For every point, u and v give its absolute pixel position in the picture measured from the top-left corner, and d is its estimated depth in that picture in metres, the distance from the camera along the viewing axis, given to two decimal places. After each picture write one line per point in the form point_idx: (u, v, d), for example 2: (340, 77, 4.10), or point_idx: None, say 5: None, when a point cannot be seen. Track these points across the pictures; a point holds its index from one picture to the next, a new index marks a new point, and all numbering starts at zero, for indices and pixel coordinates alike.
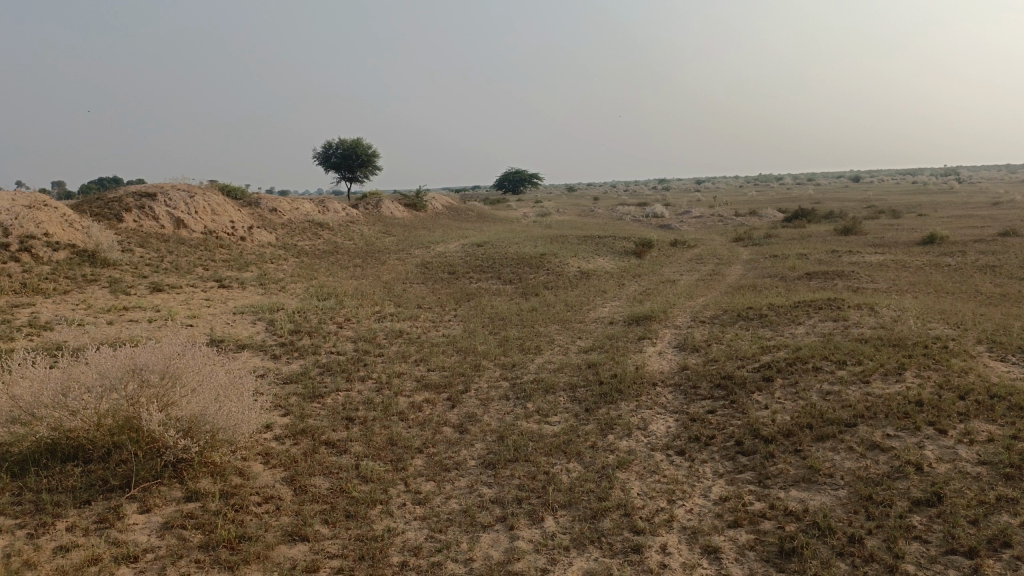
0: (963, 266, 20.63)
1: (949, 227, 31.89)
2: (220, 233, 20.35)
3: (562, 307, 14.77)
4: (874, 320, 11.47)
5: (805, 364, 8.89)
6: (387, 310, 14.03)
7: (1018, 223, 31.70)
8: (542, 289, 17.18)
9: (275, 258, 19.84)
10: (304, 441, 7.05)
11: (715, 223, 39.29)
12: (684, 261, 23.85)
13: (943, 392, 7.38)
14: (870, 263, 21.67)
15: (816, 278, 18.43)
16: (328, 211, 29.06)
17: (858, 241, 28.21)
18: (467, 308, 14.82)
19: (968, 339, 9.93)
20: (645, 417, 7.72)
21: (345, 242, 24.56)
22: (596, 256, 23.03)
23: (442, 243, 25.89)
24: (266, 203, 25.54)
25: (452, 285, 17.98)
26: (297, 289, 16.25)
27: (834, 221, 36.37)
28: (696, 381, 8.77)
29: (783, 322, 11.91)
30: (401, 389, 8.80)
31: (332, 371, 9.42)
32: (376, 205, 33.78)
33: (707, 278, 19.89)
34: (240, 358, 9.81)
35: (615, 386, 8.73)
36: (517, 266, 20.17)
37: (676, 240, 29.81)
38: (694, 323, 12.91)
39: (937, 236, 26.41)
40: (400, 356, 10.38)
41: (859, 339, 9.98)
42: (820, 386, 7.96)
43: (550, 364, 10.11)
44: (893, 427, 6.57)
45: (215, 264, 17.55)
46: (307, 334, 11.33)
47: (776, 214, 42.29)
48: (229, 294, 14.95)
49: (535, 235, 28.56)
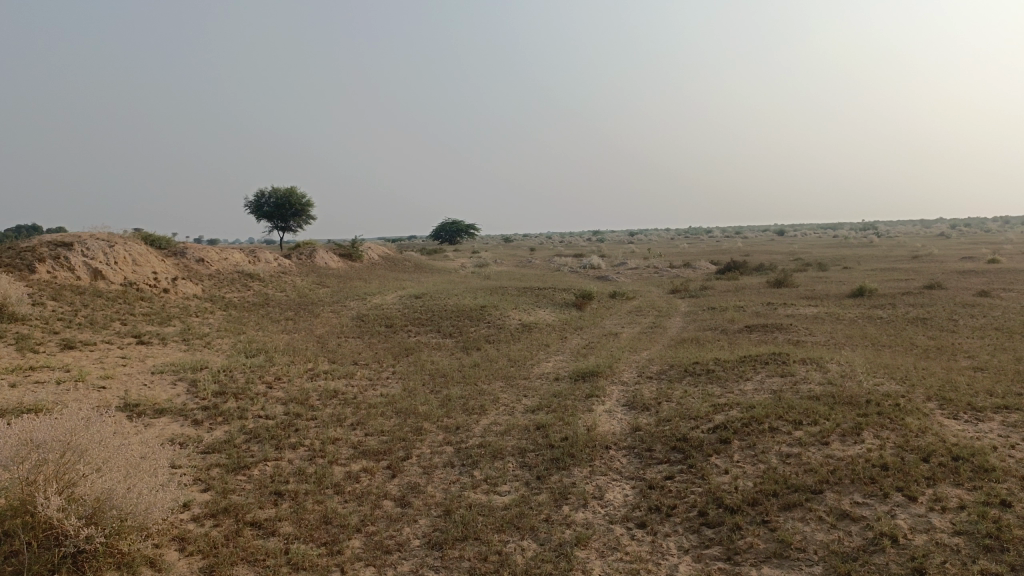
0: (895, 319, 21.06)
1: (876, 280, 32.88)
2: (141, 286, 19.26)
3: (504, 363, 14.28)
4: (821, 375, 11.34)
5: (761, 423, 8.56)
6: (321, 368, 13.29)
7: (939, 276, 32.90)
8: (484, 343, 16.68)
9: (201, 312, 18.84)
10: (226, 521, 6.32)
11: (651, 275, 39.66)
12: (624, 313, 23.73)
13: (905, 453, 7.15)
14: (805, 316, 21.94)
15: (756, 331, 18.48)
16: (259, 261, 28.06)
17: (791, 293, 28.71)
18: (406, 364, 14.18)
19: (917, 396, 9.82)
20: (599, 485, 7.25)
21: (276, 294, 23.65)
22: (536, 308, 22.74)
23: (378, 295, 25.23)
24: (192, 253, 24.47)
25: (389, 339, 17.32)
26: (224, 345, 15.34)
27: (765, 274, 37.14)
28: (650, 443, 8.35)
29: (731, 378, 11.68)
30: (335, 457, 8.12)
31: (260, 438, 8.67)
32: (310, 255, 32.90)
33: (648, 331, 19.73)
34: (156, 427, 8.96)
35: (567, 450, 8.25)
36: (456, 319, 19.65)
37: (614, 292, 29.85)
38: (641, 379, 12.58)
39: (866, 289, 27.07)
40: (335, 419, 9.69)
41: (811, 396, 9.77)
42: (779, 448, 7.63)
43: (496, 426, 9.57)
44: (861, 494, 6.26)
45: (134, 318, 16.50)
46: (233, 396, 10.53)
47: (709, 266, 43.03)
48: (148, 351, 13.96)
49: (474, 287, 28.16)
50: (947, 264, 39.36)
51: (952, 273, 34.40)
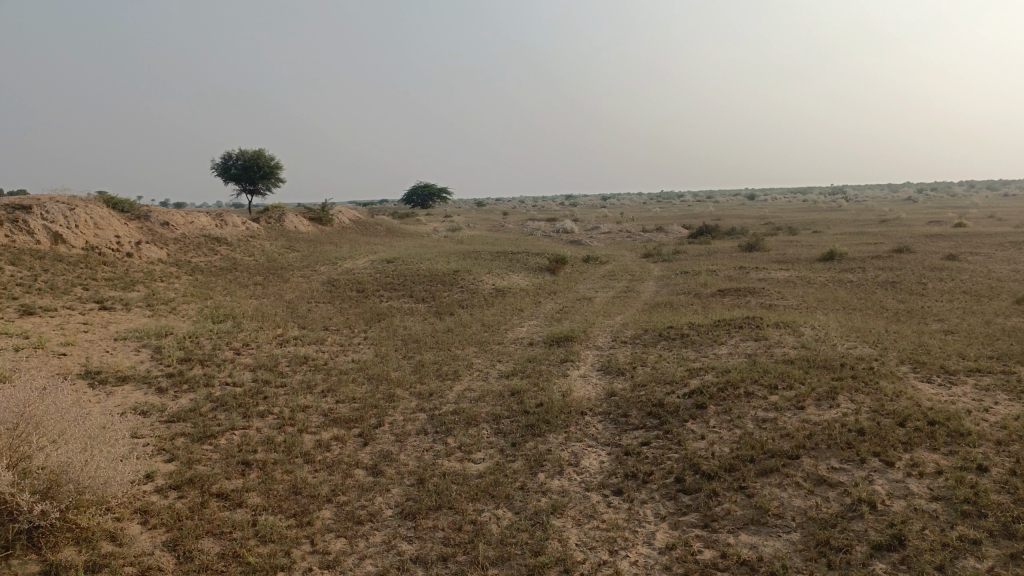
0: (865, 283, 21.23)
1: (846, 244, 33.11)
2: (103, 250, 18.71)
3: (478, 328, 14.12)
4: (795, 339, 11.35)
5: (737, 387, 8.51)
6: (290, 333, 13.02)
7: (908, 240, 33.26)
8: (457, 308, 16.48)
9: (167, 277, 18.38)
10: (191, 493, 6.12)
11: (624, 239, 39.62)
12: (597, 278, 23.64)
13: (880, 418, 7.14)
14: (777, 280, 22.02)
15: (729, 295, 18.50)
16: (226, 225, 27.45)
17: (763, 257, 28.80)
18: (378, 330, 13.95)
19: (891, 360, 9.84)
20: (575, 451, 7.16)
21: (244, 258, 23.18)
22: (509, 272, 22.54)
23: (349, 259, 24.85)
24: (156, 217, 23.83)
25: (361, 304, 17.04)
26: (190, 311, 14.97)
27: (737, 238, 37.27)
28: (625, 408, 8.27)
29: (706, 342, 11.62)
30: (305, 425, 7.93)
31: (226, 406, 8.44)
32: (279, 219, 32.28)
33: (622, 295, 19.66)
34: (119, 395, 8.69)
35: (542, 416, 8.13)
36: (429, 284, 19.41)
37: (588, 256, 29.75)
38: (616, 344, 12.49)
39: (836, 253, 27.24)
40: (305, 386, 9.48)
41: (785, 359, 9.76)
42: (756, 413, 7.58)
43: (470, 392, 9.42)
44: (838, 459, 6.23)
45: (97, 283, 16.03)
46: (199, 363, 10.26)
47: (682, 230, 43.05)
48: (112, 317, 13.57)
49: (447, 251, 27.86)
50: (915, 228, 39.81)
51: (920, 237, 34.75)
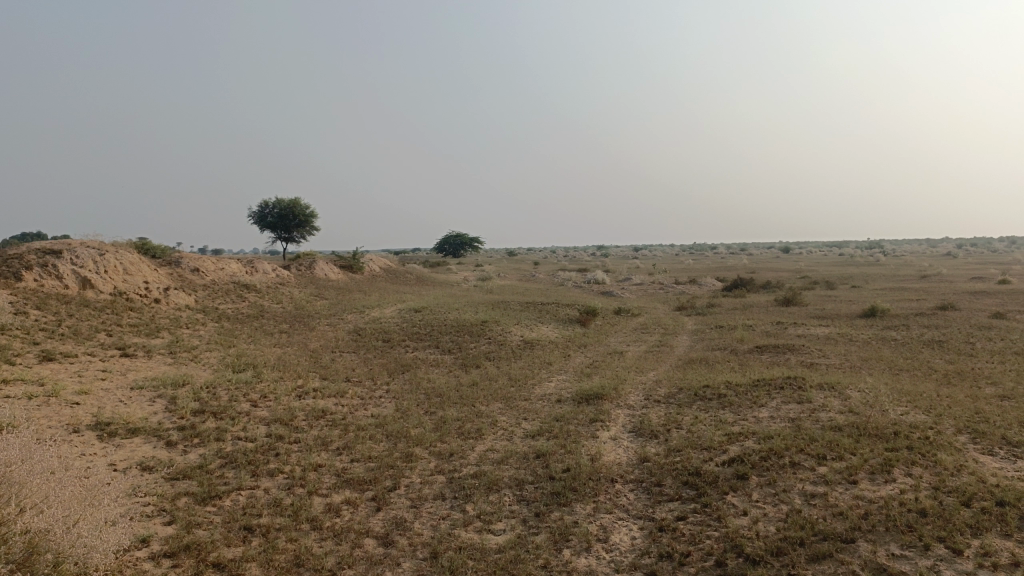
0: (910, 341, 20.36)
1: (887, 300, 32.15)
2: (131, 295, 18.65)
3: (505, 382, 13.60)
4: (841, 403, 10.64)
5: (780, 456, 7.86)
6: (311, 385, 12.63)
7: (952, 297, 32.23)
8: (484, 360, 16.00)
9: (192, 323, 18.21)
10: (186, 562, 5.64)
11: (656, 291, 39.04)
12: (629, 331, 23.06)
13: (942, 496, 6.45)
14: (817, 337, 21.23)
15: (766, 352, 17.78)
16: (257, 271, 27.45)
17: (800, 312, 27.99)
18: (401, 382, 13.51)
19: (947, 428, 9.10)
20: (604, 525, 6.57)
21: (272, 305, 23.04)
22: (539, 324, 22.08)
23: (377, 307, 24.61)
24: (187, 263, 23.87)
25: (385, 354, 16.66)
26: (212, 359, 14.69)
27: (772, 291, 36.52)
28: (659, 477, 7.66)
29: (745, 404, 10.97)
30: (316, 487, 7.45)
31: (235, 464, 8.01)
32: (310, 266, 32.31)
33: (654, 350, 19.05)
34: (126, 449, 8.31)
35: (569, 483, 7.56)
36: (456, 335, 19.00)
37: (619, 308, 29.20)
38: (648, 403, 11.88)
39: (877, 309, 26.35)
40: (320, 443, 9.02)
41: (832, 426, 9.07)
42: (802, 487, 6.94)
43: (493, 454, 8.88)
44: (899, 544, 5.56)
45: (121, 329, 15.87)
46: (212, 416, 9.87)
47: (716, 283, 42.33)
48: (132, 364, 13.33)
49: (476, 301, 27.52)
50: (956, 284, 38.70)
51: (964, 293, 33.67)
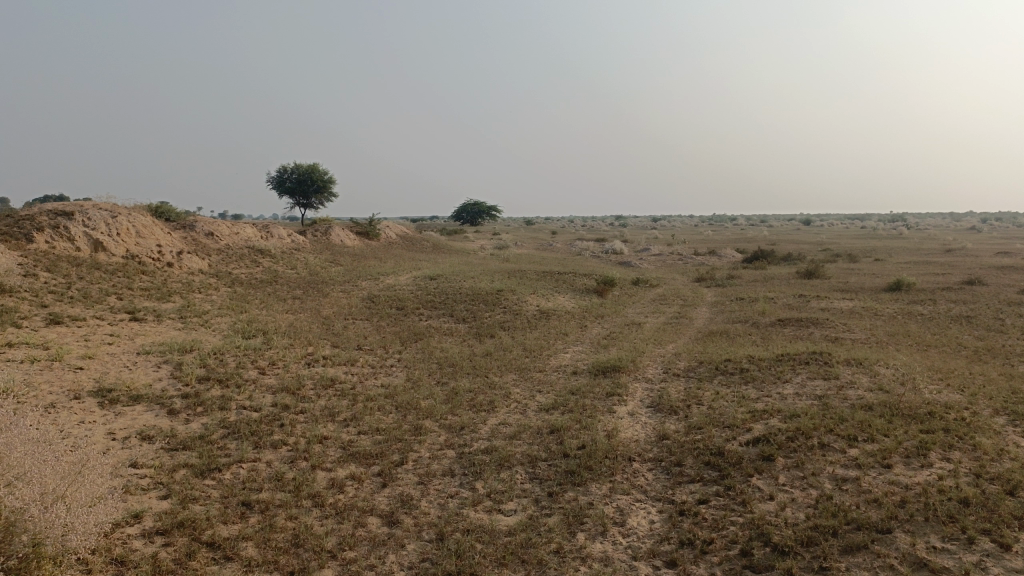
0: (937, 316, 19.76)
1: (912, 274, 31.40)
2: (144, 259, 18.40)
3: (520, 353, 13.24)
4: (869, 381, 10.17)
5: (808, 436, 7.44)
6: (321, 352, 12.33)
7: (979, 272, 31.42)
8: (498, 330, 15.64)
9: (204, 288, 17.96)
10: (179, 541, 5.35)
11: (675, 262, 38.43)
12: (648, 302, 22.58)
13: (984, 483, 6.00)
14: (841, 310, 20.66)
15: (789, 326, 17.27)
16: (272, 236, 27.16)
17: (823, 285, 27.34)
18: (413, 351, 13.19)
19: (984, 409, 8.62)
20: (621, 507, 6.22)
21: (286, 271, 22.77)
22: (555, 293, 21.67)
23: (392, 274, 24.29)
24: (201, 226, 23.59)
25: (399, 322, 16.35)
26: (223, 324, 14.43)
27: (794, 264, 35.85)
28: (679, 456, 7.28)
29: (768, 380, 10.54)
30: (320, 460, 7.15)
31: (238, 435, 7.73)
32: (325, 232, 32.01)
33: (674, 321, 18.60)
34: (127, 417, 8.06)
35: (584, 461, 7.20)
36: (472, 303, 18.64)
37: (638, 278, 28.66)
38: (668, 376, 11.48)
39: (904, 283, 25.66)
40: (327, 413, 8.72)
41: (862, 405, 8.62)
42: (832, 470, 6.54)
43: (505, 428, 8.53)
44: (939, 536, 5.15)
45: (132, 293, 15.63)
46: (218, 383, 9.59)
47: (737, 254, 41.64)
48: (141, 328, 13.08)
49: (493, 269, 27.13)
50: (983, 259, 37.76)
51: (991, 268, 32.84)
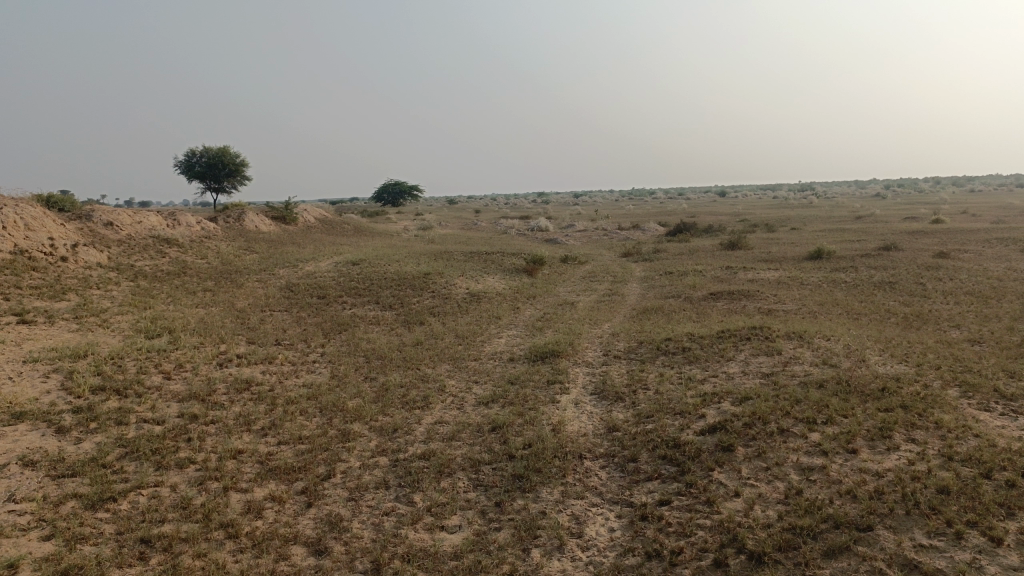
0: (861, 283, 19.95)
1: (831, 241, 32.04)
2: (35, 254, 16.71)
3: (452, 340, 12.53)
4: (814, 355, 9.88)
5: (767, 420, 6.99)
6: (235, 351, 11.31)
7: (893, 237, 32.29)
8: (428, 316, 14.87)
9: (103, 284, 16.48)
10: None
11: (601, 237, 38.27)
12: (578, 280, 22.08)
13: (958, 467, 5.65)
14: (769, 281, 20.68)
15: (722, 299, 17.10)
16: (180, 224, 25.50)
17: (748, 256, 27.51)
18: (338, 344, 12.31)
19: (934, 381, 8.39)
20: (576, 515, 5.63)
21: (196, 261, 21.32)
22: (484, 275, 20.99)
23: (311, 261, 23.11)
24: (98, 216, 21.80)
25: (322, 312, 15.39)
26: (125, 324, 13.18)
27: (716, 235, 36.18)
28: (633, 450, 6.75)
29: (712, 359, 10.15)
30: (233, 480, 6.30)
31: (138, 455, 6.79)
32: (238, 217, 30.35)
33: (606, 299, 18.17)
34: (7, 439, 6.98)
35: (531, 462, 6.57)
36: (398, 288, 17.76)
37: (566, 255, 28.25)
38: (608, 359, 10.99)
39: (824, 251, 26.02)
40: (241, 423, 7.83)
41: (813, 382, 8.27)
42: (797, 459, 6.10)
43: (442, 428, 7.84)
44: (926, 532, 4.74)
45: (20, 292, 14.11)
46: (115, 394, 8.54)
47: (659, 228, 41.77)
48: (30, 331, 11.73)
49: (418, 252, 26.20)
50: (893, 225, 38.87)
51: (904, 233, 33.84)
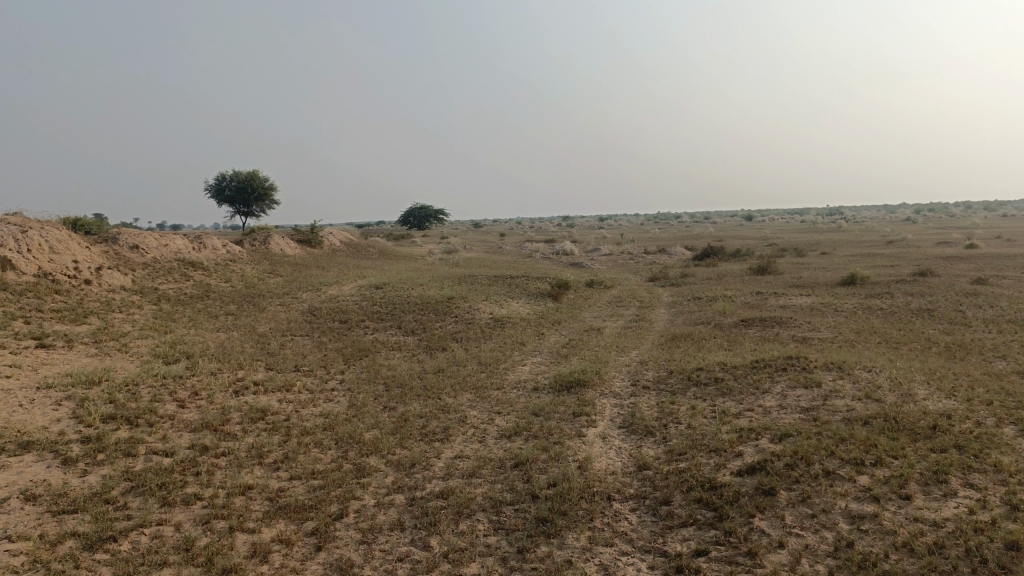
0: (898, 310, 19.30)
1: (864, 266, 31.31)
2: (59, 277, 16.68)
3: (474, 367, 12.17)
4: (855, 388, 9.36)
5: (810, 461, 6.51)
6: (252, 378, 11.04)
7: (929, 262, 31.47)
8: (450, 342, 14.53)
9: (126, 307, 16.38)
10: None
11: (627, 261, 37.82)
12: (604, 305, 21.65)
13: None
14: (801, 307, 20.13)
15: (754, 326, 16.58)
16: (206, 247, 25.53)
17: (778, 281, 26.92)
18: (357, 371, 11.99)
19: (988, 418, 7.84)
20: (605, 565, 5.20)
21: (220, 285, 21.24)
22: (509, 299, 20.65)
23: (334, 284, 22.95)
24: (124, 239, 21.83)
25: (344, 337, 15.13)
26: (144, 348, 13.00)
27: (745, 259, 35.58)
28: (666, 492, 6.30)
29: (747, 391, 9.67)
30: (241, 520, 5.96)
31: (144, 490, 6.48)
32: (264, 240, 30.38)
33: (634, 325, 17.70)
34: (11, 471, 6.71)
35: (557, 503, 6.16)
36: (421, 313, 17.47)
37: (592, 279, 27.86)
38: (637, 389, 10.56)
39: (858, 277, 25.34)
40: (253, 456, 7.50)
41: (857, 418, 7.77)
42: (845, 506, 5.62)
43: (462, 463, 7.44)
44: None
45: (42, 316, 14.00)
46: (127, 424, 8.27)
47: (686, 252, 41.18)
48: (48, 356, 11.56)
49: (442, 275, 25.93)
50: (927, 250, 37.93)
51: (940, 258, 33.01)
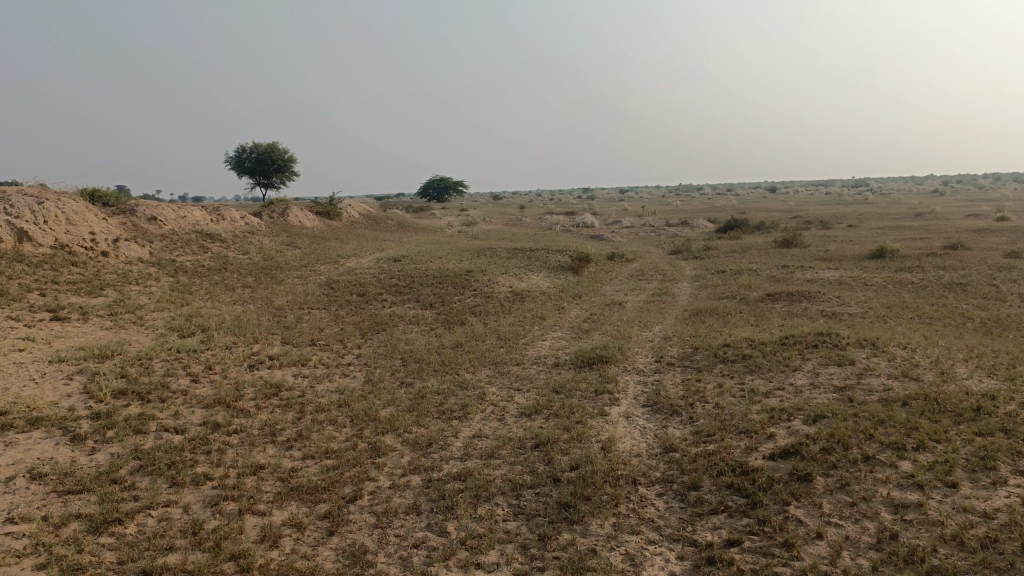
0: (930, 284, 18.73)
1: (893, 239, 30.55)
2: (76, 249, 16.55)
3: (494, 342, 11.88)
4: (890, 366, 8.96)
5: (847, 445, 6.16)
6: (267, 352, 10.84)
7: (960, 234, 30.64)
8: (469, 316, 14.24)
9: (143, 280, 16.23)
10: None
11: (648, 234, 37.25)
12: (625, 278, 21.24)
13: None
14: (829, 281, 19.58)
15: (781, 301, 16.13)
16: (225, 219, 25.38)
17: (804, 254, 26.30)
18: (374, 345, 11.74)
19: None
20: (631, 554, 4.92)
21: (238, 257, 21.07)
22: (528, 272, 20.29)
23: (353, 257, 22.71)
24: (142, 211, 21.68)
25: (361, 310, 14.89)
26: (160, 321, 12.83)
27: (769, 232, 34.88)
28: (695, 476, 5.99)
29: (776, 369, 9.30)
30: (251, 502, 5.74)
31: (153, 470, 6.27)
32: (282, 212, 30.18)
33: (656, 300, 17.30)
34: (18, 448, 6.52)
35: (579, 487, 5.87)
36: (439, 287, 17.17)
37: (613, 252, 27.37)
38: (662, 365, 10.22)
39: (887, 250, 24.67)
40: (266, 434, 7.28)
41: (894, 399, 7.40)
42: (888, 494, 5.28)
43: (480, 443, 7.18)
44: None
45: (58, 288, 13.87)
46: (138, 400, 8.07)
47: (709, 224, 40.54)
48: (63, 329, 11.41)
49: (461, 248, 25.61)
50: (956, 221, 37.02)
51: (972, 230, 32.15)
